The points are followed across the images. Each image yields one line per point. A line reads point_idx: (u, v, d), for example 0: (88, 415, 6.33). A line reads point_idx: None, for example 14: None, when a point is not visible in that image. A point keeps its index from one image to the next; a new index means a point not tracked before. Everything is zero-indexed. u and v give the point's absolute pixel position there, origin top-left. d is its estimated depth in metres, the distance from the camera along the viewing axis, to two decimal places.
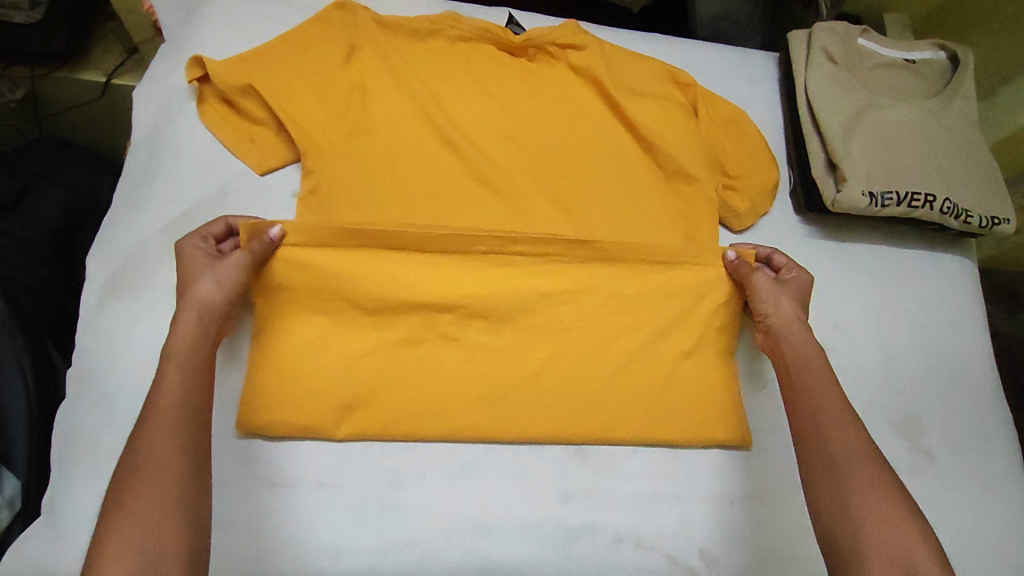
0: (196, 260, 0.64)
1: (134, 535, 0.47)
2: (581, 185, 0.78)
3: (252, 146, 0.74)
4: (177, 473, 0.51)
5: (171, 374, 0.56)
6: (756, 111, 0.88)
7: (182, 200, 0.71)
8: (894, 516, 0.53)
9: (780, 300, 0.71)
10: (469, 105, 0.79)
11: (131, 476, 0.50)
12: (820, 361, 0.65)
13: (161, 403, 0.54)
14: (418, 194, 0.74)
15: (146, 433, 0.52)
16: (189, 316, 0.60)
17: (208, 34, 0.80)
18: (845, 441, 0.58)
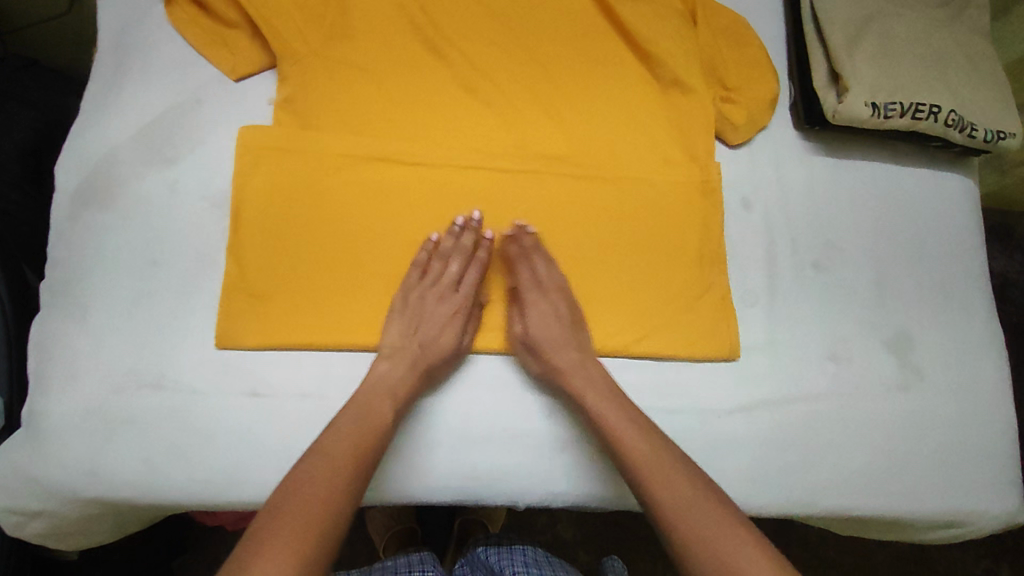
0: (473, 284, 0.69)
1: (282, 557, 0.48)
2: (573, 99, 0.75)
3: (224, 50, 0.69)
4: (336, 503, 0.53)
5: (377, 412, 0.59)
6: (758, 20, 0.84)
7: (148, 106, 0.67)
8: (736, 551, 0.53)
9: (534, 326, 0.66)
10: (454, 7, 0.74)
11: (287, 500, 0.52)
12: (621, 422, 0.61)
13: (344, 436, 0.57)
14: (403, 105, 0.71)
15: (345, 458, 0.56)
16: (411, 378, 0.63)
17: None
18: (678, 487, 0.57)
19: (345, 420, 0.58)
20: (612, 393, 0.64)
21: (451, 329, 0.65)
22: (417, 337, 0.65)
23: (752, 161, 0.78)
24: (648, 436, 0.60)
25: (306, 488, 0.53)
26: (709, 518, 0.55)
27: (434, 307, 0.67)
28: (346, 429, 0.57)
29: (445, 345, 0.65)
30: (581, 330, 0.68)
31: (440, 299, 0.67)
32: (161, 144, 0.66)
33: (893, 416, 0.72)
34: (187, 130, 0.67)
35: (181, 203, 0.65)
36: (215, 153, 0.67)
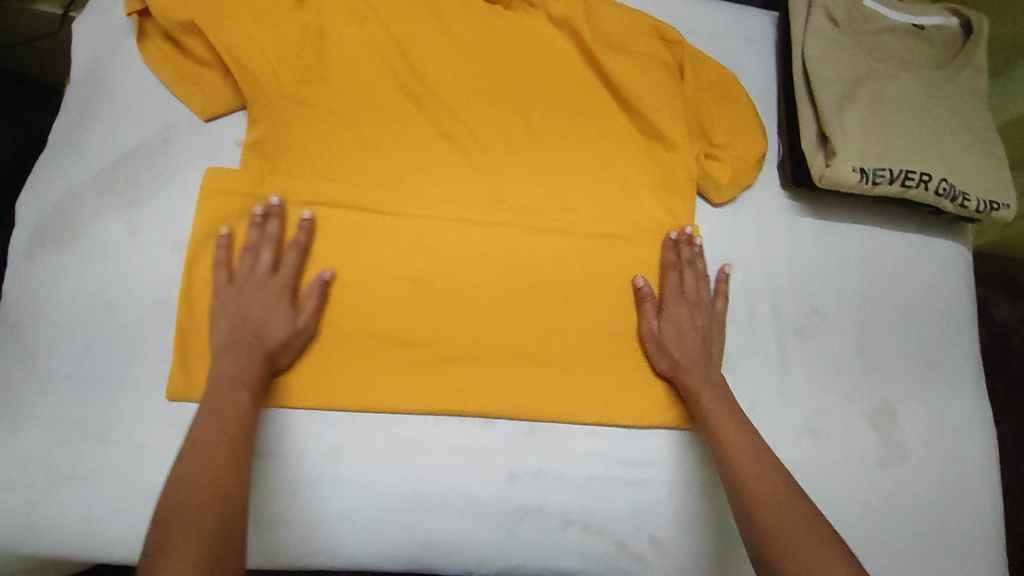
0: (286, 266, 0.63)
1: (186, 553, 0.44)
2: (551, 147, 0.73)
3: (195, 89, 0.68)
4: (218, 495, 0.48)
5: (234, 404, 0.55)
6: (748, 75, 0.82)
7: (117, 144, 0.66)
8: (806, 540, 0.50)
9: (670, 329, 0.68)
10: (433, 53, 0.72)
11: (180, 502, 0.47)
12: (716, 405, 0.63)
13: (205, 434, 0.52)
14: (376, 149, 0.69)
15: (194, 456, 0.51)
16: (258, 362, 0.59)
17: None
18: (762, 483, 0.56)
19: (206, 421, 0.53)
20: (725, 406, 0.63)
21: (267, 311, 0.61)
22: (247, 326, 0.60)
23: (736, 222, 0.76)
24: (755, 442, 0.60)
25: (189, 488, 0.48)
26: (799, 514, 0.53)
27: (258, 292, 0.62)
28: (207, 421, 0.53)
29: (279, 332, 0.60)
30: (715, 341, 0.68)
31: (260, 286, 0.62)
32: (125, 185, 0.65)
33: (872, 494, 0.69)
34: (154, 169, 0.66)
35: (141, 247, 0.63)
36: (179, 196, 0.66)
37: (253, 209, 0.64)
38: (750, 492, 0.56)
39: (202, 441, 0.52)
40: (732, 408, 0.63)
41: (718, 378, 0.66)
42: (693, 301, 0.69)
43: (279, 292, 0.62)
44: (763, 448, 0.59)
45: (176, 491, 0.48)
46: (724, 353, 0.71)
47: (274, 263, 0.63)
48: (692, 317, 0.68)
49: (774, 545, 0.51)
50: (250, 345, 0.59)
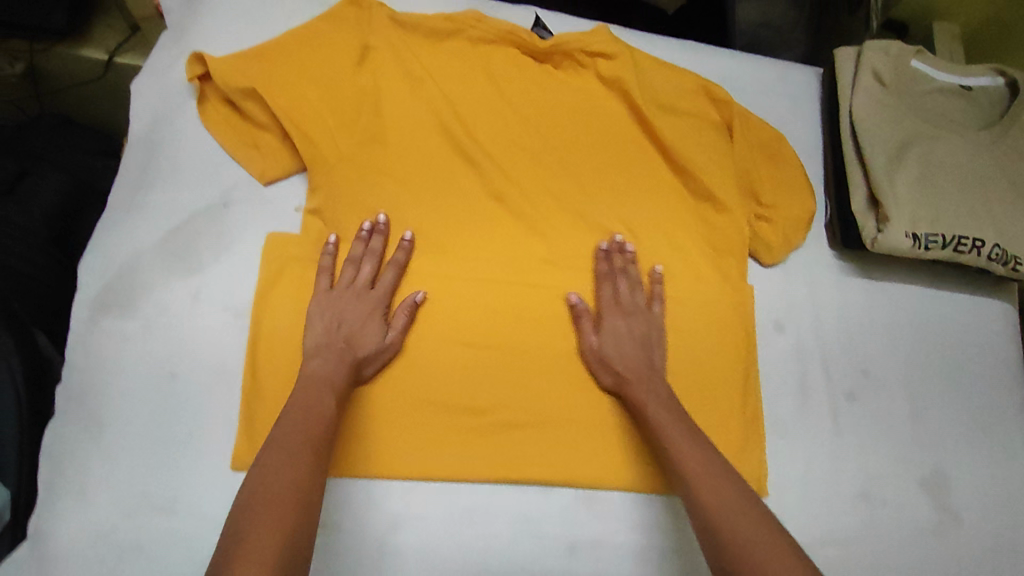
0: (387, 285, 0.65)
1: (267, 552, 0.46)
2: (603, 209, 0.73)
3: (255, 153, 0.69)
4: (293, 495, 0.51)
5: (320, 407, 0.57)
6: (794, 133, 0.82)
7: (177, 207, 0.67)
8: (760, 536, 0.51)
9: (609, 343, 0.67)
10: (487, 116, 0.74)
11: (257, 498, 0.50)
12: (662, 412, 0.62)
13: (289, 430, 0.54)
14: (431, 212, 0.69)
15: (276, 453, 0.53)
16: (345, 366, 0.60)
17: (212, 26, 0.74)
18: (722, 492, 0.55)
19: (292, 418, 0.55)
20: (671, 412, 0.63)
21: (364, 326, 0.63)
22: (341, 332, 0.62)
23: (786, 282, 0.76)
24: (697, 441, 0.60)
25: (268, 483, 0.51)
26: (742, 517, 0.53)
27: (353, 301, 0.64)
28: (289, 418, 0.55)
29: (370, 344, 0.62)
30: (657, 350, 0.68)
31: (358, 297, 0.64)
32: (187, 250, 0.65)
33: (928, 561, 0.68)
34: (215, 233, 0.66)
35: (204, 313, 0.64)
36: (241, 261, 0.66)
37: (361, 224, 0.66)
38: (700, 498, 0.56)
39: (279, 437, 0.54)
40: (679, 412, 0.63)
41: (667, 390, 0.65)
42: (631, 308, 0.69)
43: (374, 308, 0.64)
44: (717, 456, 0.59)
45: (257, 488, 0.50)
46: (777, 417, 0.71)
47: (372, 278, 0.66)
48: (636, 323, 0.68)
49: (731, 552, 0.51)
50: (345, 357, 0.61)
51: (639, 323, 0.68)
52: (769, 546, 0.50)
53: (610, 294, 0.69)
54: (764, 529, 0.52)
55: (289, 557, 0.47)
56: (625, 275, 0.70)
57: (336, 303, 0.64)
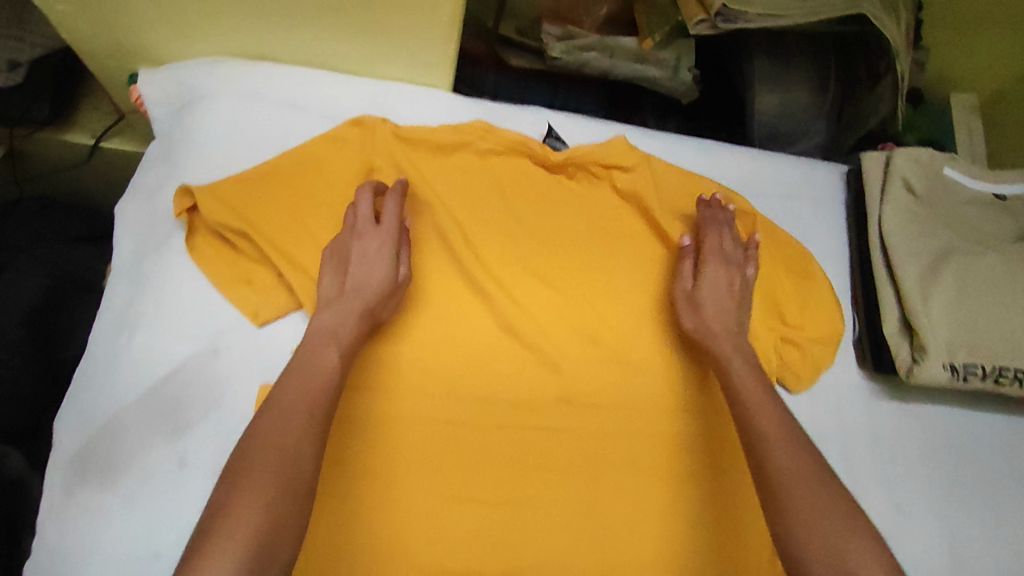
0: (390, 217, 0.63)
1: (252, 511, 0.44)
2: (620, 337, 0.69)
3: (247, 291, 0.63)
4: (289, 456, 0.47)
5: (322, 364, 0.54)
6: (820, 241, 0.78)
7: (163, 355, 0.61)
8: (835, 517, 0.48)
9: (707, 291, 0.66)
10: (497, 238, 0.69)
11: (249, 474, 0.46)
12: (743, 366, 0.61)
13: (295, 385, 0.52)
14: (440, 348, 0.65)
15: (280, 403, 0.50)
16: (357, 322, 0.58)
17: (203, 141, 0.68)
18: (790, 450, 0.52)
19: (294, 376, 0.52)
20: (752, 369, 0.61)
21: (368, 259, 0.61)
22: (349, 280, 0.60)
23: (816, 411, 0.71)
24: (771, 395, 0.58)
25: (268, 443, 0.47)
26: (823, 488, 0.50)
27: (368, 242, 0.62)
28: (293, 377, 0.52)
29: (379, 277, 0.60)
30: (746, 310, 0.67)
31: (368, 233, 0.62)
32: (172, 405, 0.60)
33: None
34: (205, 385, 0.61)
35: (189, 478, 0.58)
36: (230, 416, 0.61)
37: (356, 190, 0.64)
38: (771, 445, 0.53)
39: (281, 386, 0.51)
40: (766, 380, 0.60)
41: (749, 348, 0.63)
42: (726, 246, 0.69)
43: (389, 236, 0.62)
44: (786, 413, 0.56)
45: (252, 440, 0.48)
46: None
47: (375, 214, 0.64)
48: (725, 265, 0.68)
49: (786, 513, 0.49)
50: (355, 309, 0.59)
51: (744, 278, 0.68)
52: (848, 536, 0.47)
53: (710, 234, 0.69)
54: (840, 512, 0.49)
55: (277, 548, 0.44)
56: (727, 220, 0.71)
57: (345, 251, 0.62)
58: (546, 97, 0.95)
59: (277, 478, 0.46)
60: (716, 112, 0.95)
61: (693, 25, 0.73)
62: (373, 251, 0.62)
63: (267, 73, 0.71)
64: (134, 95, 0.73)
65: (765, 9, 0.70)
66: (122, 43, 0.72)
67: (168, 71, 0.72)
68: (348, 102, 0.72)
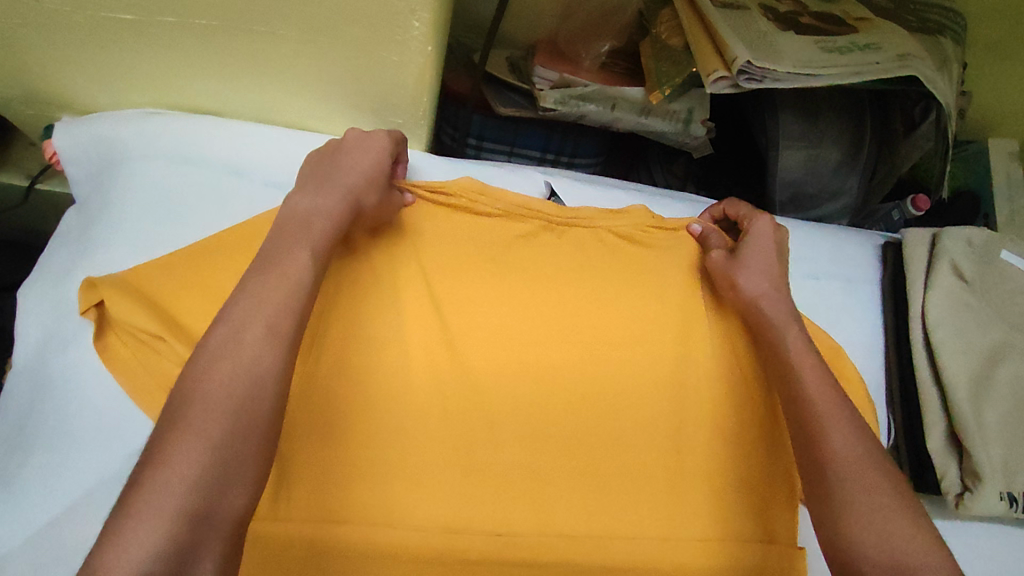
0: (384, 147, 0.53)
1: (194, 458, 0.36)
2: (621, 454, 0.55)
3: (168, 402, 0.50)
4: (249, 370, 0.39)
5: (291, 263, 0.44)
6: (854, 328, 0.66)
7: (54, 488, 0.48)
8: (885, 516, 0.43)
9: (754, 270, 0.59)
10: (477, 329, 0.56)
11: (195, 411, 0.37)
12: (799, 341, 0.55)
13: (267, 283, 0.43)
14: (389, 468, 0.50)
15: (240, 309, 0.41)
16: (345, 200, 0.50)
17: (126, 211, 0.57)
18: (842, 433, 0.47)
19: (263, 275, 0.43)
20: (806, 342, 0.55)
21: (374, 176, 0.52)
22: (344, 164, 0.51)
23: None
24: (824, 369, 0.52)
25: (224, 356, 0.39)
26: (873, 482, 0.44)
27: (373, 133, 0.54)
28: (257, 280, 0.43)
29: (378, 167, 0.52)
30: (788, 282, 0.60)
31: (370, 131, 0.54)
32: (66, 554, 0.47)
33: None
34: (103, 528, 0.48)
35: None
36: None
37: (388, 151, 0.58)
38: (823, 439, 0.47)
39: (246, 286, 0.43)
40: (802, 338, 0.56)
41: (792, 310, 0.58)
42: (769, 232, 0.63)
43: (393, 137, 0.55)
44: (834, 385, 0.51)
45: (202, 358, 0.39)
46: None
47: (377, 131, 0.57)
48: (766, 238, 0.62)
49: (843, 517, 0.43)
50: (351, 200, 0.50)
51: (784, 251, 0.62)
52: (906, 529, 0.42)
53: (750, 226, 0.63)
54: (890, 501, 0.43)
55: (219, 497, 0.36)
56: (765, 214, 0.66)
57: (337, 149, 0.52)
58: (536, 146, 0.85)
59: (229, 412, 0.38)
60: (726, 164, 0.84)
61: (710, 82, 0.62)
62: (376, 159, 0.52)
63: (206, 128, 0.60)
64: (48, 151, 0.62)
65: (797, 65, 0.61)
66: (37, 91, 0.61)
67: (88, 125, 0.61)
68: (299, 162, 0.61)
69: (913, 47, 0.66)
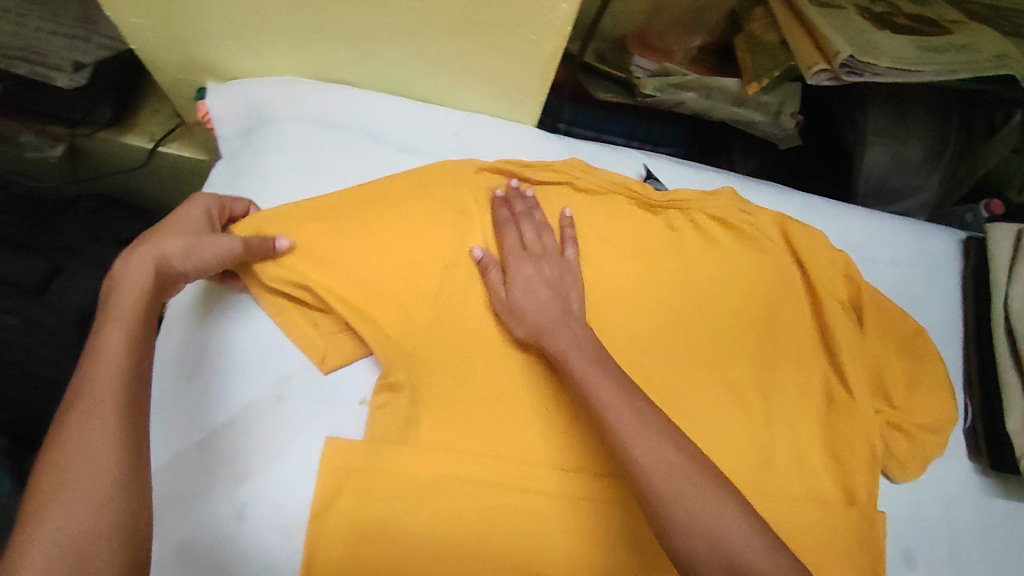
0: (194, 228, 0.54)
1: (57, 540, 0.36)
2: (697, 406, 0.62)
3: (314, 332, 0.59)
4: (98, 464, 0.39)
5: (111, 348, 0.44)
6: (932, 313, 0.70)
7: (231, 397, 0.57)
8: (732, 521, 0.43)
9: (522, 295, 0.59)
10: (576, 288, 0.64)
11: (30, 526, 0.36)
12: (581, 360, 0.53)
13: (99, 374, 0.43)
14: (513, 403, 0.58)
15: (69, 416, 0.40)
16: (150, 273, 0.49)
17: (275, 167, 0.64)
18: (653, 432, 0.47)
19: (87, 366, 0.43)
20: (592, 359, 0.53)
21: (203, 248, 0.53)
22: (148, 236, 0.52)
23: (920, 505, 0.64)
24: (629, 399, 0.49)
25: (59, 455, 0.39)
26: (705, 498, 0.44)
27: (195, 217, 0.55)
28: (83, 373, 0.43)
29: (199, 258, 0.52)
30: (573, 294, 0.60)
31: (198, 217, 0.55)
32: (239, 452, 0.55)
33: None
34: (267, 435, 0.56)
35: (250, 535, 0.53)
36: (295, 470, 0.55)
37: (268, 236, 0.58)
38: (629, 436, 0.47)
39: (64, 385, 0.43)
40: (610, 376, 0.51)
41: (586, 334, 0.56)
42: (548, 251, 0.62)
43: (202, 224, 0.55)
44: (636, 402, 0.49)
45: (37, 469, 0.39)
46: None
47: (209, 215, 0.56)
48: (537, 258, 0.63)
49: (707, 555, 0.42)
50: (159, 268, 0.49)
51: (564, 271, 0.62)
52: (757, 536, 0.43)
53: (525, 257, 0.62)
54: (736, 507, 0.44)
55: None
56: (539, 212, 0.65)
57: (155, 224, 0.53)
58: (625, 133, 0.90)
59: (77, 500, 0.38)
60: (810, 161, 0.88)
61: (811, 75, 0.66)
62: (205, 235, 0.54)
63: (348, 98, 0.67)
64: (201, 112, 0.69)
65: (896, 61, 0.64)
66: (193, 59, 0.69)
67: (238, 89, 0.68)
68: (427, 131, 0.68)
69: (1010, 48, 0.68)
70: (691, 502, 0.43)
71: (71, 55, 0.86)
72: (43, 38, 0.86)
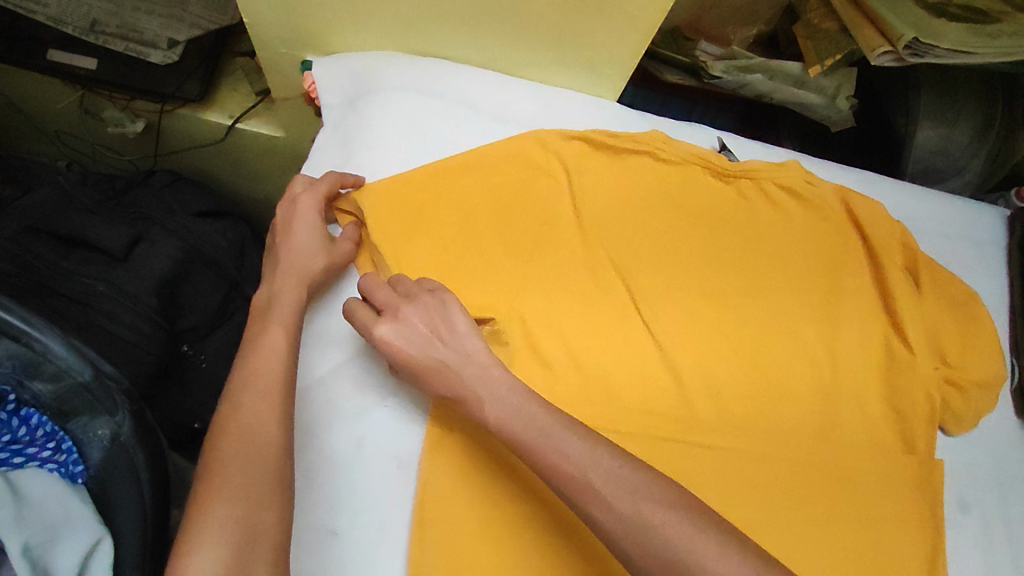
0: (311, 229, 0.63)
1: (234, 493, 0.46)
2: (770, 359, 0.67)
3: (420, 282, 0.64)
4: (277, 435, 0.50)
5: (269, 345, 0.54)
6: (977, 283, 0.77)
7: (351, 337, 0.62)
8: (665, 518, 0.44)
9: (402, 343, 0.56)
10: (657, 248, 0.69)
11: (217, 477, 0.47)
12: (502, 411, 0.51)
13: (264, 364, 0.53)
14: (600, 351, 0.64)
15: (250, 393, 0.51)
16: (297, 291, 0.59)
17: (382, 131, 0.70)
18: (572, 443, 0.48)
19: (255, 355, 0.54)
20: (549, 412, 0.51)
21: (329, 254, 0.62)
22: (282, 245, 0.62)
23: (973, 457, 0.69)
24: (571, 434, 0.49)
25: (244, 422, 0.50)
26: (637, 499, 0.45)
27: (310, 216, 0.63)
28: (248, 363, 0.53)
29: (319, 263, 0.61)
30: (453, 325, 0.56)
31: (312, 218, 0.63)
32: (356, 387, 0.60)
33: None
34: (381, 374, 0.61)
35: (371, 460, 0.58)
36: (409, 404, 0.60)
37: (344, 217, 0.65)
38: (554, 448, 0.48)
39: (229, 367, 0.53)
40: (546, 408, 0.51)
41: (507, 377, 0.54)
42: (426, 305, 0.57)
43: (316, 223, 0.63)
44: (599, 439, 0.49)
45: (224, 432, 0.49)
46: None
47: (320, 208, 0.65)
48: (426, 317, 0.57)
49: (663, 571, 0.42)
50: (303, 286, 0.60)
51: (430, 315, 0.57)
52: (699, 534, 0.43)
53: (387, 320, 0.57)
54: (662, 504, 0.45)
55: (254, 538, 0.45)
56: (381, 294, 0.58)
57: (284, 225, 0.64)
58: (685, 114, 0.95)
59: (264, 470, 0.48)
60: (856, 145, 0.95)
61: (876, 56, 0.73)
62: (325, 245, 0.63)
63: (448, 71, 0.73)
64: (308, 81, 0.74)
65: (955, 44, 0.70)
66: (299, 30, 0.74)
67: (345, 61, 0.73)
68: (517, 104, 0.75)
69: None
70: (608, 499, 0.45)
71: (167, 33, 0.92)
72: (141, 17, 0.93)
